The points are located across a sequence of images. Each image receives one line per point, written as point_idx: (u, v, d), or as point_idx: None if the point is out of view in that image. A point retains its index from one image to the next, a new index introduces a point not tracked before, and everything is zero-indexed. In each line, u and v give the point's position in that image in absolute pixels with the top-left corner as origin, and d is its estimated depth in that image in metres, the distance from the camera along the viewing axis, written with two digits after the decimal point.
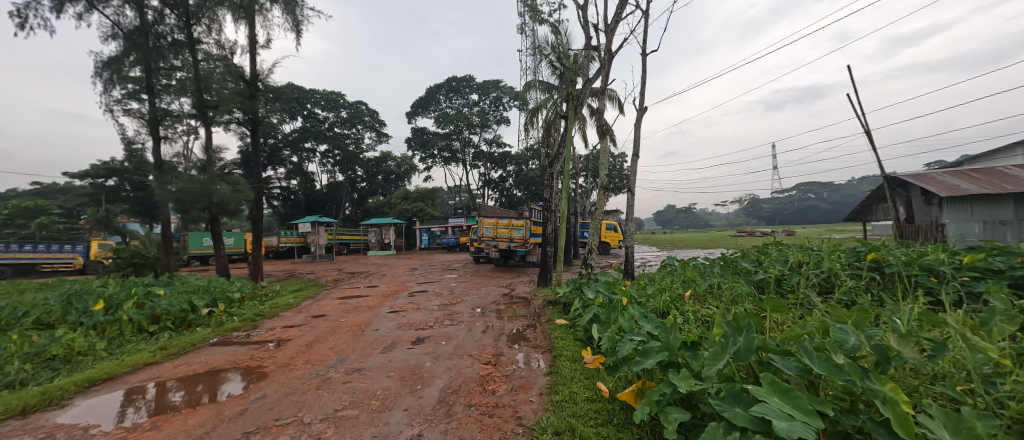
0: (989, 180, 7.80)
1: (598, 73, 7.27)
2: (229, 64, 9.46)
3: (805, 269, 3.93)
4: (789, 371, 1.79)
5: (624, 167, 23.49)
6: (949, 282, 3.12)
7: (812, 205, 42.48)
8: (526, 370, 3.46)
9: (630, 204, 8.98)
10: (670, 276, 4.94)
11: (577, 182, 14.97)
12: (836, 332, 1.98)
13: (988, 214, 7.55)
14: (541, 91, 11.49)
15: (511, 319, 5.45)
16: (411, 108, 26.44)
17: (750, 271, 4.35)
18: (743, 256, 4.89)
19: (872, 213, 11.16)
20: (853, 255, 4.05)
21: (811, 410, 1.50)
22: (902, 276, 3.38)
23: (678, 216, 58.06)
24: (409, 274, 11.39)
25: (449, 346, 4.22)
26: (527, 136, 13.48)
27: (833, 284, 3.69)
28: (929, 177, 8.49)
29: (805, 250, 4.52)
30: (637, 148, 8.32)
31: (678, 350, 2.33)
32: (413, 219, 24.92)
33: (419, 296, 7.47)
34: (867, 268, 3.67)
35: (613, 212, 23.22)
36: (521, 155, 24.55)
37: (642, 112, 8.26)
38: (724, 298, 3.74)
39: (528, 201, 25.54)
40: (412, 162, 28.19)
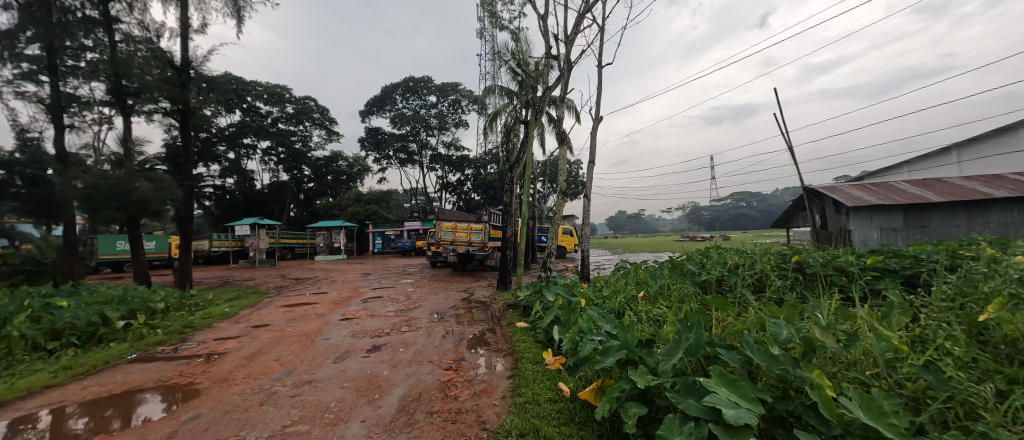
0: (884, 193, 9.11)
1: (558, 82, 7.47)
2: (155, 48, 8.50)
3: (741, 270, 4.32)
4: (733, 363, 1.96)
5: (579, 174, 24.30)
6: (856, 281, 3.60)
7: (743, 213, 46.73)
8: (488, 374, 3.43)
9: (586, 209, 9.30)
10: (624, 278, 5.19)
11: (535, 187, 15.25)
12: (772, 327, 2.21)
13: (884, 222, 8.78)
14: (501, 96, 11.61)
15: (471, 324, 5.41)
16: (365, 106, 25.38)
17: (695, 272, 4.69)
18: (688, 259, 5.24)
19: (793, 220, 12.55)
20: (781, 257, 4.52)
21: (754, 397, 1.67)
22: (820, 276, 3.85)
23: (629, 222, 61.09)
24: (362, 280, 10.86)
25: (407, 352, 4.08)
26: (487, 140, 13.53)
27: (764, 284, 4.11)
28: (839, 190, 9.74)
29: (741, 253, 4.98)
30: (593, 155, 8.68)
31: (635, 348, 2.45)
32: (366, 222, 23.84)
33: (374, 302, 7.13)
34: (792, 269, 4.12)
35: (570, 217, 23.87)
36: (479, 158, 24.50)
37: (597, 121, 8.65)
38: (673, 299, 3.99)
39: (486, 205, 25.51)
40: (365, 163, 27.03)
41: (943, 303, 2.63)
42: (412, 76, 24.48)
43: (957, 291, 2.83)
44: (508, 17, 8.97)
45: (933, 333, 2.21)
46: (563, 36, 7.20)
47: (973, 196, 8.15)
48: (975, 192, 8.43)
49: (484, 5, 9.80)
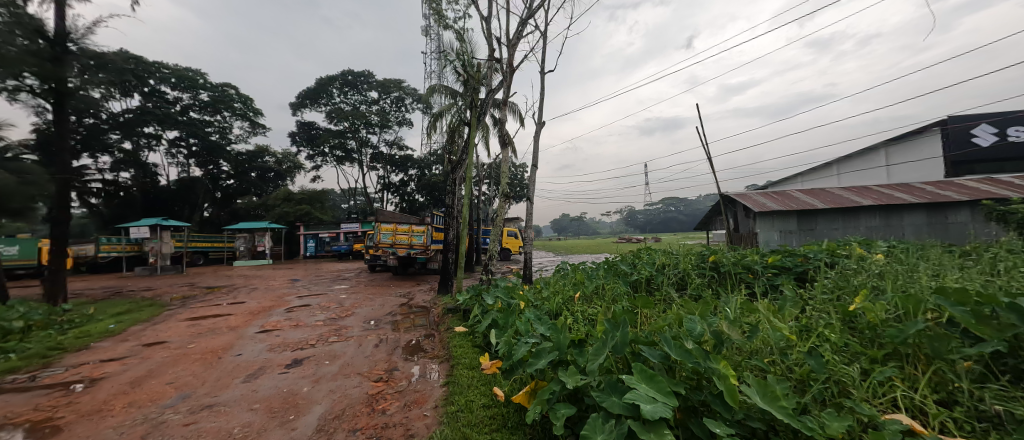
0: (783, 201, 10.47)
1: (500, 85, 7.50)
2: (17, 11, 6.81)
3: (666, 270, 4.64)
4: (653, 359, 2.06)
5: (524, 177, 24.72)
6: (760, 279, 4.05)
7: (672, 217, 50.88)
8: (421, 383, 3.28)
9: (529, 212, 9.44)
10: (563, 279, 5.32)
11: (479, 189, 15.16)
12: (688, 323, 2.37)
13: (782, 225, 10.10)
14: (445, 96, 11.37)
15: (408, 330, 5.17)
16: (297, 98, 23.40)
17: (626, 273, 4.94)
18: (621, 260, 5.51)
19: (712, 223, 13.94)
20: (700, 257, 4.95)
21: (669, 391, 1.76)
22: (731, 274, 4.26)
23: (571, 224, 63.47)
24: (289, 287, 9.92)
25: (333, 365, 3.76)
26: (430, 139, 13.16)
27: (686, 282, 4.46)
28: (748, 197, 11.00)
29: (667, 254, 5.37)
30: (536, 159, 8.84)
31: (567, 348, 2.49)
32: (296, 224, 21.93)
33: (299, 312, 6.52)
34: (709, 267, 4.51)
35: (514, 219, 24.14)
36: (424, 159, 23.81)
37: (540, 126, 8.84)
38: (606, 298, 4.16)
39: (430, 207, 24.84)
40: (297, 159, 24.90)
41: (823, 296, 3.05)
42: (351, 70, 23.09)
43: (834, 284, 3.30)
44: (453, 16, 8.82)
45: (816, 322, 2.53)
46: (506, 40, 7.23)
47: (847, 204, 9.68)
48: (849, 200, 10.02)
49: (428, 1, 9.52)
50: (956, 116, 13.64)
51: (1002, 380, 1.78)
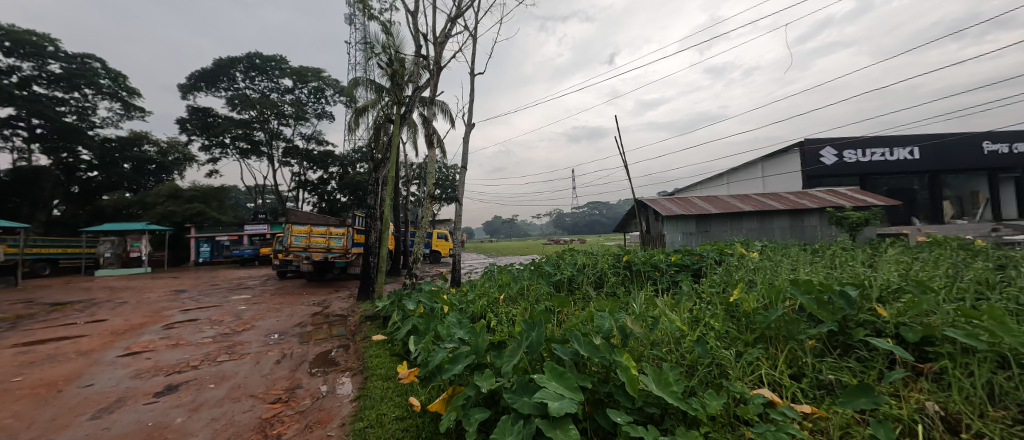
0: (685, 206, 11.84)
1: (427, 83, 7.28)
2: None
3: (586, 269, 4.90)
4: (565, 356, 2.12)
5: (455, 178, 24.45)
6: (664, 275, 4.48)
7: (596, 219, 54.45)
8: (328, 400, 2.98)
9: (458, 213, 9.32)
10: (489, 281, 5.30)
11: (407, 189, 14.57)
12: (598, 320, 2.50)
13: (684, 228, 11.40)
14: (370, 90, 10.71)
15: (319, 342, 4.70)
16: (189, 80, 20.12)
17: (549, 273, 5.10)
18: (545, 261, 5.67)
19: (629, 226, 15.21)
20: (615, 256, 5.32)
21: (576, 387, 1.81)
22: (642, 271, 4.65)
23: (503, 227, 64.30)
24: (171, 299, 8.41)
25: (219, 389, 3.24)
26: (353, 135, 12.28)
27: (602, 280, 4.76)
28: (658, 202, 12.22)
29: (587, 255, 5.68)
30: (465, 161, 8.75)
31: (485, 352, 2.45)
32: (187, 225, 18.80)
33: (182, 328, 5.53)
34: (622, 266, 4.87)
35: (444, 221, 23.72)
36: (347, 155, 22.17)
37: (470, 128, 8.78)
38: (530, 299, 4.23)
39: (354, 207, 23.22)
40: (188, 150, 21.39)
41: (712, 289, 3.47)
42: (259, 53, 20.56)
43: (721, 279, 3.78)
44: (379, 7, 8.36)
45: (704, 313, 2.85)
46: (433, 37, 7.04)
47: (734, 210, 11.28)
48: (736, 207, 11.70)
49: None
50: (810, 139, 16.79)
51: (833, 353, 2.19)
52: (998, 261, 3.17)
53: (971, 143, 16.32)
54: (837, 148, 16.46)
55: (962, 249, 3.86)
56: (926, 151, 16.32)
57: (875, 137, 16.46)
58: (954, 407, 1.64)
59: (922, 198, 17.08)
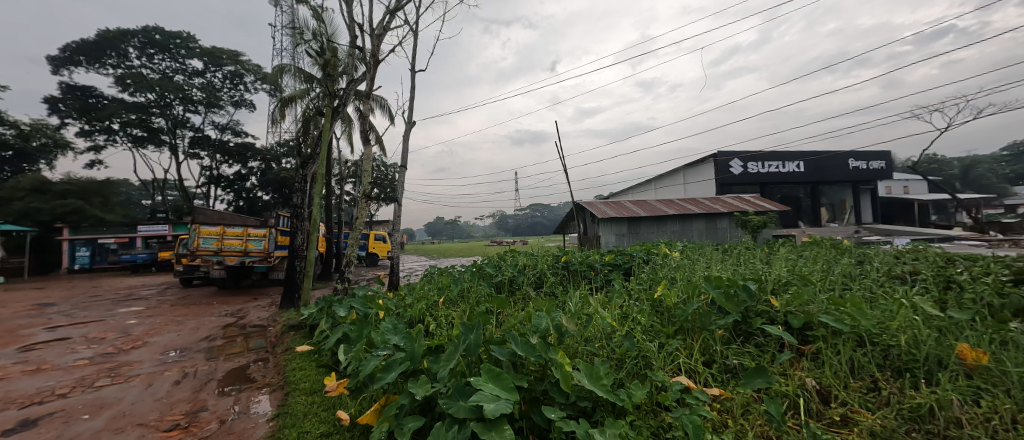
0: (618, 209, 12.70)
1: (364, 76, 6.88)
2: None
3: (526, 270, 4.99)
4: (502, 357, 2.12)
5: (395, 178, 23.47)
6: (599, 274, 4.73)
7: (538, 221, 55.81)
8: (239, 422, 2.65)
9: (397, 214, 8.95)
10: (429, 283, 5.13)
11: (341, 188, 13.63)
12: (536, 319, 2.54)
13: (617, 230, 12.23)
14: (298, 79, 9.84)
15: (231, 357, 4.18)
16: (62, 51, 16.73)
17: (490, 274, 5.10)
18: (486, 262, 5.65)
19: (568, 227, 15.87)
20: (555, 257, 5.49)
21: (512, 387, 1.82)
22: (578, 271, 4.87)
23: (446, 228, 63.07)
24: (31, 315, 6.89)
25: (97, 419, 2.72)
26: (278, 127, 11.17)
27: (542, 280, 4.89)
28: (594, 206, 12.95)
29: (528, 256, 5.78)
30: (405, 159, 8.42)
31: (421, 357, 2.36)
32: (57, 225, 15.58)
33: (45, 350, 4.55)
34: (561, 267, 5.04)
35: (383, 222, 22.66)
36: (271, 150, 20.12)
37: (410, 126, 8.48)
38: (470, 301, 4.18)
39: (279, 206, 21.17)
40: (61, 135, 17.77)
41: (640, 286, 3.74)
42: (160, 27, 17.77)
43: (648, 276, 4.09)
44: None
45: (633, 309, 3.05)
46: (370, 29, 6.68)
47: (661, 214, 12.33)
48: (662, 211, 12.80)
49: None
50: (722, 152, 18.98)
51: (737, 340, 2.47)
52: (858, 258, 3.85)
53: (840, 160, 19.68)
54: (743, 160, 18.82)
55: (833, 248, 4.63)
56: (809, 165, 19.34)
57: (772, 152, 19.13)
58: (825, 381, 1.95)
59: (806, 204, 20.21)
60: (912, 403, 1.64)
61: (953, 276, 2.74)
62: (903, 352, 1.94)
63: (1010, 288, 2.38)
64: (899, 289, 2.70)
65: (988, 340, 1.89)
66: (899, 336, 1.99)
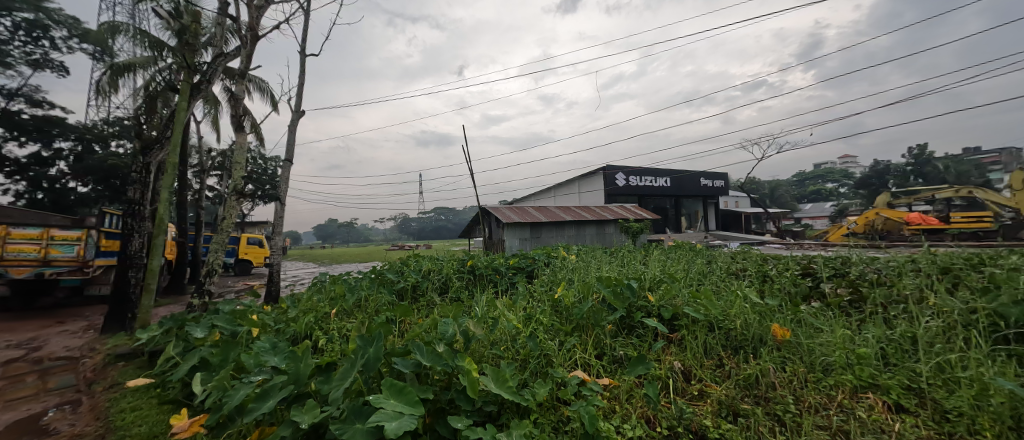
0: (522, 214, 13.32)
1: (237, 51, 5.82)
2: None
3: (431, 275, 4.83)
4: (405, 370, 1.99)
5: (276, 172, 20.37)
6: (504, 278, 4.85)
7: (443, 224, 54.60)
8: None
9: (279, 214, 7.78)
10: (318, 293, 4.53)
11: (201, 181, 11.21)
12: (441, 326, 2.46)
13: (520, 234, 12.81)
14: (138, 43, 7.78)
15: (14, 405, 3.02)
16: None
17: (392, 280, 4.79)
18: (388, 268, 5.27)
19: (474, 231, 15.96)
20: (460, 261, 5.43)
21: (416, 400, 1.72)
22: (484, 275, 4.91)
23: (339, 231, 57.00)
24: None
25: None
26: (103, 99, 8.62)
27: (447, 285, 4.80)
28: (499, 210, 13.33)
29: (433, 260, 5.60)
30: (290, 152, 7.36)
31: (309, 378, 2.05)
32: None
33: None
34: (466, 271, 5.01)
35: (259, 223, 19.41)
36: (92, 128, 15.44)
37: (296, 114, 7.46)
38: (369, 310, 3.84)
39: (103, 202, 16.35)
40: None
41: (542, 288, 3.96)
42: None
43: (549, 278, 4.36)
44: None
45: (535, 310, 3.19)
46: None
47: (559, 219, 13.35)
48: (560, 217, 13.85)
49: None
50: (610, 166, 21.47)
51: (623, 333, 2.80)
52: (707, 258, 4.77)
53: (694, 177, 24.16)
54: (626, 174, 21.65)
55: (691, 250, 5.64)
56: (673, 180, 23.24)
57: (647, 168, 22.44)
58: (688, 362, 2.34)
59: (671, 213, 24.26)
60: (744, 374, 2.08)
61: (768, 272, 3.58)
62: (738, 333, 2.46)
63: (799, 279, 3.23)
64: (734, 282, 3.42)
65: (789, 320, 2.52)
66: (735, 320, 2.51)
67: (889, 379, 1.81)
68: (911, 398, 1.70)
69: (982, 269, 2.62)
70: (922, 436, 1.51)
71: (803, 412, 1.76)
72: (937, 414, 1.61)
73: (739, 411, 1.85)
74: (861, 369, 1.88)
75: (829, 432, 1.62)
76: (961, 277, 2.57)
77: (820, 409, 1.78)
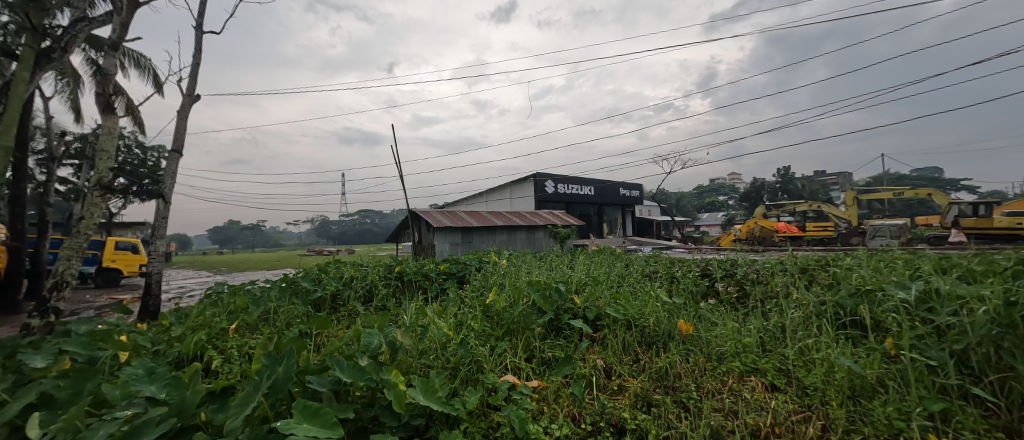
0: (454, 219, 13.16)
1: (107, 17, 4.81)
2: None
3: (354, 283, 4.49)
4: (321, 389, 1.79)
5: (159, 164, 17.17)
6: (434, 284, 4.71)
7: (368, 228, 51.08)
8: None
9: (161, 214, 6.56)
10: (213, 306, 3.88)
11: (47, 171, 8.92)
12: (365, 338, 2.28)
13: (452, 239, 12.62)
14: None
15: None
16: None
17: (307, 289, 4.33)
18: (302, 275, 4.75)
19: (402, 235, 15.25)
20: (387, 267, 5.12)
21: (334, 421, 1.55)
22: (412, 281, 4.70)
23: (242, 234, 49.86)
24: None
25: None
26: None
27: (372, 294, 4.49)
28: (430, 214, 12.97)
29: (357, 266, 5.21)
30: (178, 142, 6.27)
31: (198, 407, 1.73)
32: None
33: None
34: (393, 278, 4.76)
35: (132, 223, 16.09)
36: None
37: (189, 99, 6.41)
38: (279, 323, 3.41)
39: None
40: None
41: (473, 294, 3.93)
42: None
43: (481, 283, 4.35)
44: None
45: (466, 316, 3.15)
46: None
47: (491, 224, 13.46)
48: (492, 222, 13.97)
49: None
50: (540, 173, 22.30)
51: (551, 335, 2.90)
52: (625, 262, 5.20)
53: (614, 187, 26.30)
54: (555, 182, 22.68)
55: (611, 254, 6.11)
56: (597, 189, 25.01)
57: (574, 177, 23.81)
58: (609, 360, 2.51)
59: (595, 220, 26.07)
60: (657, 368, 2.30)
61: (674, 273, 4.03)
62: (651, 330, 2.71)
63: (699, 279, 3.70)
64: (648, 284, 3.78)
65: (692, 316, 2.85)
66: (649, 318, 2.77)
67: (766, 363, 2.16)
68: (781, 378, 2.05)
69: (827, 268, 3.27)
70: (790, 409, 1.83)
71: (703, 398, 2.00)
72: (800, 390, 1.96)
73: (652, 401, 2.04)
74: (746, 356, 2.21)
75: (723, 413, 1.87)
76: (814, 275, 3.19)
77: (716, 393, 2.04)
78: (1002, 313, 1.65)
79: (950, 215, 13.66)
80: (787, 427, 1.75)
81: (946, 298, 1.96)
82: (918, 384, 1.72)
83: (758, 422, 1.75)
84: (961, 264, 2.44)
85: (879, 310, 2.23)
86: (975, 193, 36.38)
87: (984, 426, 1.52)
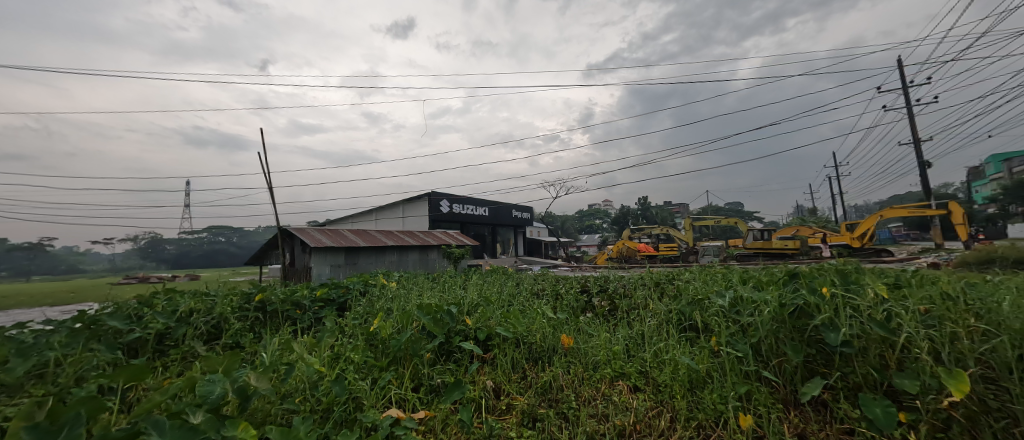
0: (336, 237, 11.90)
1: None
2: None
3: (193, 318, 3.55)
4: None
5: None
6: (307, 314, 4.09)
7: None
8: None
9: None
10: None
11: None
12: (203, 388, 1.79)
13: (332, 260, 11.33)
14: None
15: None
16: None
17: (118, 330, 3.26)
18: (111, 311, 3.56)
19: (269, 257, 12.95)
20: (244, 296, 4.23)
21: None
22: (278, 312, 3.98)
23: None
24: None
25: None
26: None
27: (220, 330, 3.65)
28: (306, 232, 11.46)
29: (199, 297, 4.15)
30: None
31: None
32: None
33: None
34: (252, 309, 3.96)
35: None
36: None
37: None
38: (66, 375, 2.47)
39: None
40: None
41: (355, 321, 3.52)
42: None
43: (364, 309, 3.93)
44: None
45: (345, 347, 2.79)
46: None
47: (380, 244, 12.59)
48: (381, 241, 13.06)
49: None
50: (436, 192, 21.95)
51: (440, 360, 2.76)
52: (515, 281, 5.39)
53: (508, 209, 27.56)
54: (450, 201, 22.52)
55: (504, 274, 6.29)
56: (491, 210, 25.76)
57: (470, 198, 24.12)
58: (498, 379, 2.54)
59: (488, 240, 26.73)
60: (542, 383, 2.41)
61: (560, 290, 4.33)
62: (537, 346, 2.84)
63: (578, 295, 4.08)
64: (536, 301, 3.97)
65: (572, 329, 3.09)
66: (536, 334, 2.91)
67: (631, 368, 2.45)
68: (640, 379, 2.35)
69: (672, 281, 3.96)
70: (647, 406, 2.11)
71: (580, 406, 2.16)
72: (654, 388, 2.28)
73: (537, 416, 2.12)
74: (615, 363, 2.49)
75: (597, 418, 2.05)
76: (663, 287, 3.82)
77: (591, 400, 2.24)
78: (779, 312, 2.22)
79: (749, 238, 17.95)
80: (646, 422, 2.01)
81: (747, 302, 2.54)
82: (732, 372, 2.18)
83: (624, 422, 1.97)
84: (754, 276, 3.25)
85: (706, 314, 2.77)
86: (761, 222, 49.71)
87: (769, 399, 2.01)
